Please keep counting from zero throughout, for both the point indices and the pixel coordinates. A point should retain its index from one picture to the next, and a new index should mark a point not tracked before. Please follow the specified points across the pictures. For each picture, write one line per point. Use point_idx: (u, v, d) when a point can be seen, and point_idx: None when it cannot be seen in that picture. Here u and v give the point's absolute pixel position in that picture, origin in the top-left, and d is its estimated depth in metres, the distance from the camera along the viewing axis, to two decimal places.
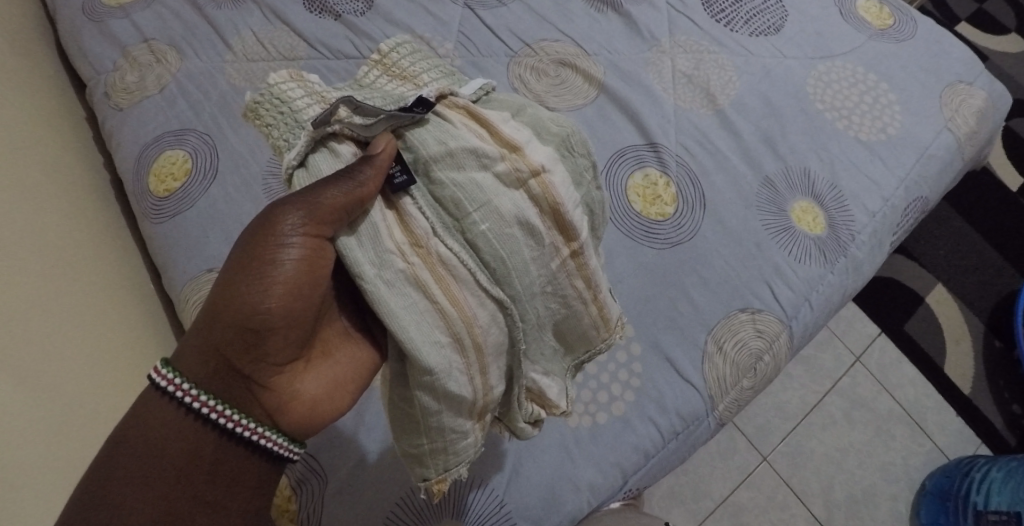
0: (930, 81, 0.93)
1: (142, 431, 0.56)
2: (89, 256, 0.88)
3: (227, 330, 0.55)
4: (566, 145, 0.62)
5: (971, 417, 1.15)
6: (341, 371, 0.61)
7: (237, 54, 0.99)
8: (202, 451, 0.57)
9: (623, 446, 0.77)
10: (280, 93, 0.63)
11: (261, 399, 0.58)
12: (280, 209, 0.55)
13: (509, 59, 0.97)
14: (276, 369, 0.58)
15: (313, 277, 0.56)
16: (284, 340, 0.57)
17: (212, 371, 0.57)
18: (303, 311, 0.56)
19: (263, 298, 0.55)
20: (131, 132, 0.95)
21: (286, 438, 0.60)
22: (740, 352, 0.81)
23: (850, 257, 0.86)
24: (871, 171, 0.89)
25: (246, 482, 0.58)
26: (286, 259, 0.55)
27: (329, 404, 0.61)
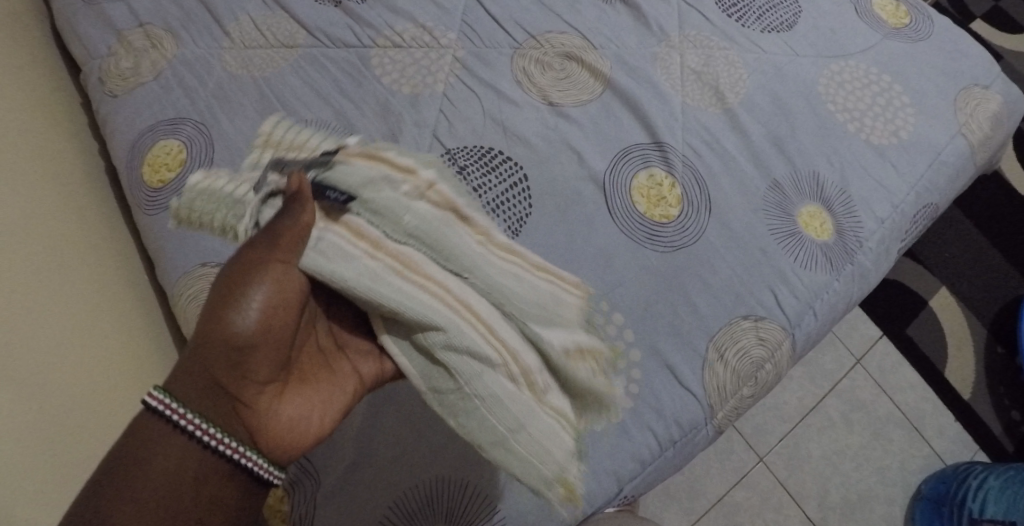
0: (945, 84, 0.91)
1: (137, 451, 0.56)
2: (77, 251, 0.86)
3: (214, 350, 0.59)
4: (434, 160, 0.75)
5: (971, 423, 1.14)
6: (316, 395, 0.65)
7: (234, 40, 0.96)
8: (193, 471, 0.57)
9: (619, 454, 0.77)
10: (206, 187, 0.79)
11: (244, 418, 0.60)
12: (252, 242, 0.63)
13: (512, 51, 0.94)
14: (258, 388, 0.61)
15: (289, 297, 0.62)
16: (265, 359, 0.60)
17: (198, 394, 0.59)
18: (277, 330, 0.61)
19: (240, 317, 0.59)
20: (125, 119, 0.93)
21: (267, 459, 0.60)
22: (741, 360, 0.80)
23: (856, 265, 0.84)
24: (881, 176, 0.87)
25: (228, 502, 0.59)
26: (265, 280, 0.61)
27: (311, 422, 0.63)
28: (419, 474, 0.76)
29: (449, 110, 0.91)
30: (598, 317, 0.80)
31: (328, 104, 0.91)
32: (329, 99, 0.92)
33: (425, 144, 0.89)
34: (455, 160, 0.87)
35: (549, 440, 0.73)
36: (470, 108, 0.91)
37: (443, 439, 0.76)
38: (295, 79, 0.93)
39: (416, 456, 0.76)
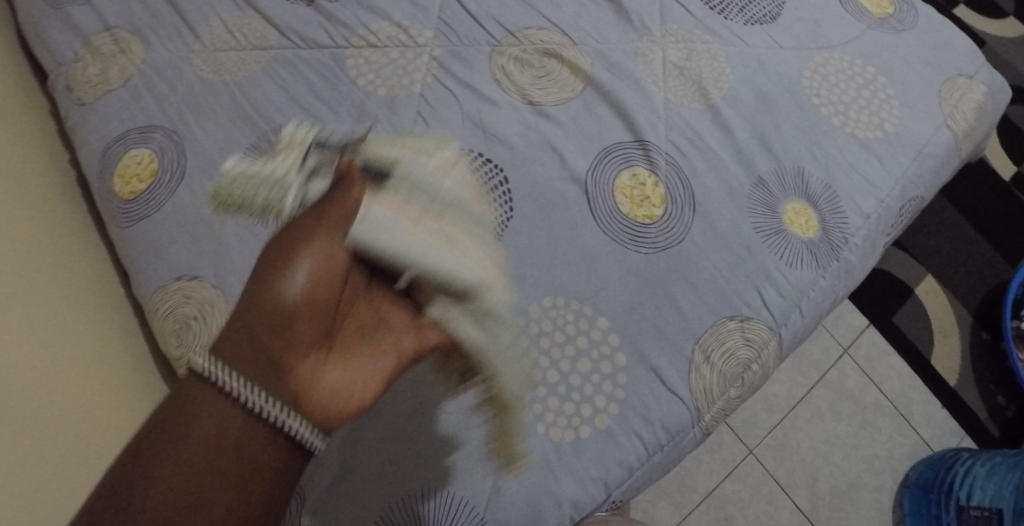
0: (929, 75, 0.90)
1: (180, 412, 0.56)
2: (61, 270, 0.85)
3: (257, 318, 0.59)
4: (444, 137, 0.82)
5: (958, 410, 1.14)
6: (359, 369, 0.62)
7: (204, 43, 0.93)
8: (223, 430, 0.56)
9: (606, 460, 0.76)
10: (238, 173, 0.78)
11: (286, 385, 0.58)
12: (303, 216, 0.65)
13: (491, 48, 0.92)
14: (300, 356, 0.60)
15: (337, 264, 0.63)
16: (309, 328, 0.61)
17: (243, 358, 0.58)
18: (328, 296, 0.62)
19: (291, 282, 0.60)
20: (95, 128, 0.90)
21: (308, 425, 0.58)
22: (727, 362, 0.79)
23: (842, 262, 0.83)
24: (866, 171, 0.86)
25: (264, 469, 0.57)
26: (309, 255, 0.62)
27: (365, 387, 0.62)
28: (403, 488, 0.74)
29: (427, 111, 0.89)
30: (582, 322, 0.79)
31: (302, 108, 0.89)
32: (304, 103, 0.90)
33: None
34: None
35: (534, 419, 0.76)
36: (448, 109, 0.89)
37: (427, 449, 0.75)
38: (268, 83, 0.91)
39: (400, 469, 0.75)
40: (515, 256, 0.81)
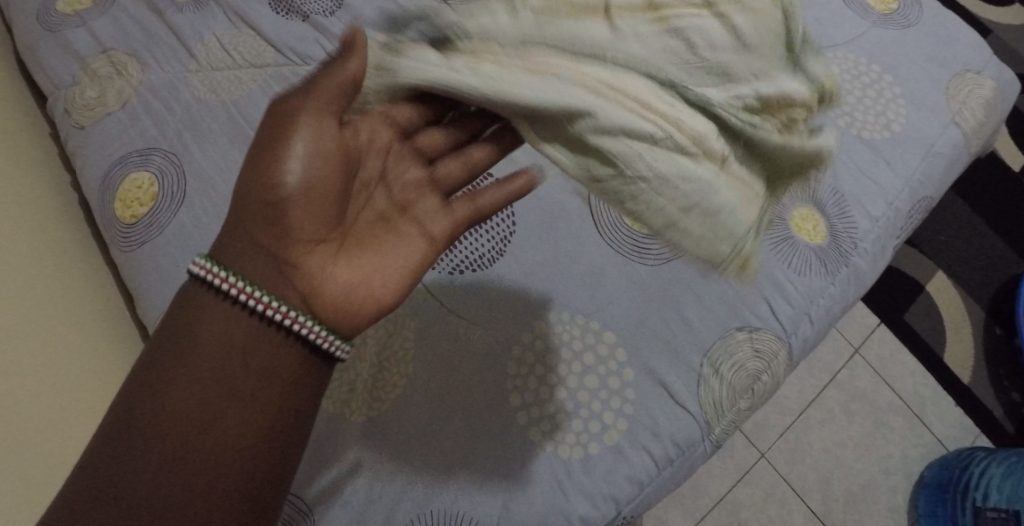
0: (936, 72, 0.88)
1: (186, 327, 0.59)
2: (63, 281, 0.85)
3: (253, 212, 0.60)
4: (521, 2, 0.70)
5: (972, 407, 1.12)
6: (373, 255, 0.64)
7: (200, 62, 0.93)
8: (233, 341, 0.58)
9: (616, 476, 0.75)
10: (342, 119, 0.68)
11: (296, 283, 0.61)
12: (295, 92, 0.62)
13: None
14: (303, 251, 0.61)
15: (331, 140, 0.61)
16: (306, 220, 0.60)
17: (247, 259, 0.60)
18: (332, 177, 0.62)
19: (289, 166, 0.60)
20: (94, 152, 0.90)
21: (325, 327, 0.61)
22: (736, 374, 0.78)
23: (852, 267, 0.82)
24: (874, 173, 0.84)
25: (280, 371, 0.59)
26: (297, 140, 0.60)
27: (383, 283, 0.64)
28: (412, 510, 0.74)
29: None
30: (588, 337, 0.78)
31: None
32: None
33: None
34: None
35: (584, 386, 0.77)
36: None
37: (435, 469, 0.75)
38: (265, 101, 0.90)
39: (410, 490, 0.74)
40: (519, 275, 0.81)
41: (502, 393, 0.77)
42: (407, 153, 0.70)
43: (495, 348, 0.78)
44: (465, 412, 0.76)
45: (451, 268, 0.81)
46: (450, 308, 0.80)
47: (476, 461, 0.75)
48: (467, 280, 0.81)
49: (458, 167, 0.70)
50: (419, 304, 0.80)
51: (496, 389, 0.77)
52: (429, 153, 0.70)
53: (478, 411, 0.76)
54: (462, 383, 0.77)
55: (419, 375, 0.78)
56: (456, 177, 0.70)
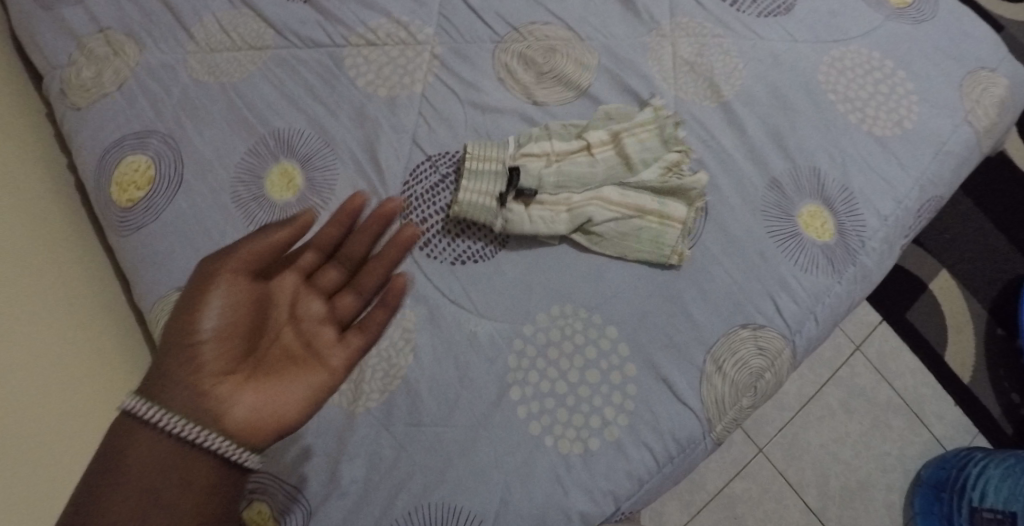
0: (949, 68, 0.86)
1: (112, 458, 0.57)
2: (68, 260, 0.85)
3: (173, 351, 0.60)
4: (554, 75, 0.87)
5: (971, 408, 1.11)
6: (286, 385, 0.64)
7: (199, 43, 0.91)
8: (161, 461, 0.57)
9: (616, 473, 0.74)
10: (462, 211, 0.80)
11: (207, 410, 0.59)
12: (218, 252, 0.65)
13: (494, 45, 0.89)
14: (220, 381, 0.61)
15: (252, 287, 0.64)
16: (224, 355, 0.62)
17: (166, 392, 0.59)
18: (244, 320, 0.64)
19: (205, 315, 0.61)
20: (90, 134, 0.88)
21: (243, 446, 0.60)
22: (739, 371, 0.77)
23: (859, 266, 0.81)
24: (884, 170, 0.83)
25: (201, 484, 0.58)
26: (220, 283, 0.63)
27: (289, 406, 0.64)
28: (409, 503, 0.73)
29: (430, 113, 0.86)
30: (591, 331, 0.77)
31: (301, 111, 0.87)
32: (301, 104, 0.87)
33: (404, 150, 0.85)
34: (437, 168, 0.84)
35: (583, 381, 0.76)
36: (451, 109, 0.87)
37: (433, 461, 0.74)
38: (265, 85, 0.89)
39: (406, 482, 0.74)
40: (522, 267, 0.80)
41: (502, 386, 0.76)
42: (311, 291, 0.72)
43: (496, 340, 0.78)
44: (465, 404, 0.76)
45: (453, 258, 0.81)
46: (453, 298, 0.79)
47: (475, 455, 0.74)
48: (470, 271, 0.80)
49: (356, 299, 0.75)
50: (421, 297, 0.79)
51: (497, 382, 0.76)
52: (334, 292, 0.75)
53: (477, 403, 0.76)
54: (462, 376, 0.77)
55: (417, 366, 0.77)
56: (352, 307, 0.75)
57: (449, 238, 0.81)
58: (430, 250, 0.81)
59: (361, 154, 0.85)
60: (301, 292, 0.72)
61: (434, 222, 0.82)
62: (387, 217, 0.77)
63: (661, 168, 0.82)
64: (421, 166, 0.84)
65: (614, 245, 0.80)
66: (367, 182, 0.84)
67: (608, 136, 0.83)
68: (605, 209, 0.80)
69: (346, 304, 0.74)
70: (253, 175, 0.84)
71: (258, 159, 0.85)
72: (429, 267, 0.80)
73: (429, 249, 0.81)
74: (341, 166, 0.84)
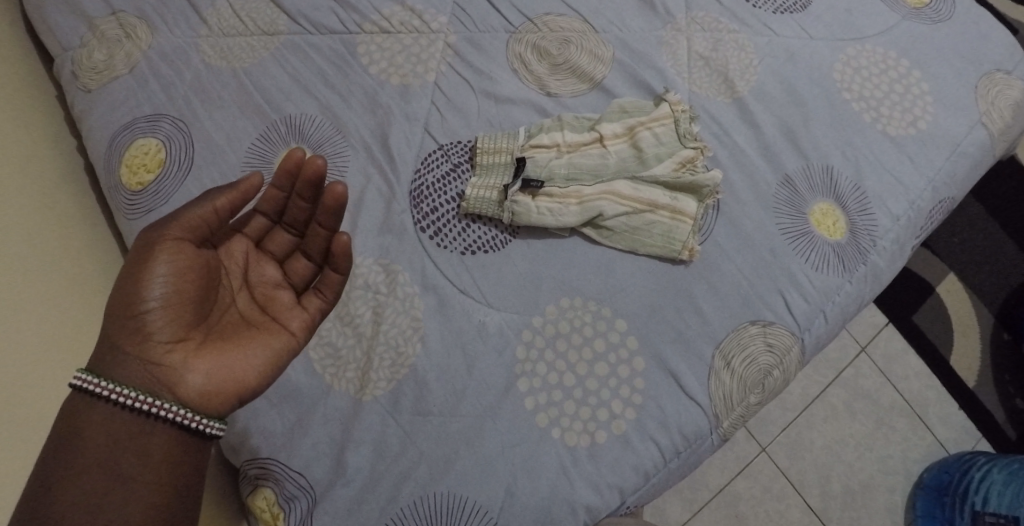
0: (965, 69, 0.86)
1: (68, 436, 0.54)
2: (99, 239, 0.89)
3: (120, 324, 0.57)
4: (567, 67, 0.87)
5: (975, 411, 1.10)
6: (238, 353, 0.59)
7: (211, 28, 0.90)
8: (114, 434, 0.54)
9: (622, 466, 0.74)
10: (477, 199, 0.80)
11: (160, 378, 0.56)
12: (150, 227, 0.59)
13: (508, 35, 0.89)
14: (170, 348, 0.57)
15: (189, 256, 0.59)
16: (174, 321, 0.57)
17: (119, 365, 0.56)
18: (193, 286, 0.58)
19: (150, 285, 0.57)
20: (101, 116, 0.88)
21: (201, 413, 0.57)
22: (748, 367, 0.77)
23: (870, 265, 0.80)
24: (897, 170, 0.83)
25: (159, 455, 0.55)
26: (157, 258, 0.57)
27: (246, 372, 0.59)
28: (414, 492, 0.73)
29: (442, 102, 0.86)
30: (600, 324, 0.77)
31: (313, 97, 0.87)
32: (314, 91, 0.87)
33: (416, 139, 0.85)
34: (449, 158, 0.84)
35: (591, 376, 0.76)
36: (464, 99, 0.86)
37: (439, 451, 0.74)
38: (277, 70, 0.88)
39: (412, 471, 0.74)
40: (532, 258, 0.80)
41: (510, 377, 0.76)
42: (264, 255, 0.66)
43: (505, 331, 0.77)
44: (472, 394, 0.75)
45: (463, 248, 0.80)
46: (462, 288, 0.79)
47: (482, 446, 0.74)
48: (480, 261, 0.80)
49: (310, 264, 0.66)
50: (431, 286, 0.79)
51: (505, 373, 0.76)
52: (287, 256, 0.67)
53: (484, 393, 0.75)
54: (470, 365, 0.76)
55: (425, 355, 0.77)
56: (307, 272, 0.66)
57: (461, 227, 0.81)
58: (440, 239, 0.81)
59: (372, 142, 0.85)
60: (252, 256, 0.65)
61: (446, 211, 0.82)
62: (315, 182, 0.63)
63: (674, 163, 0.81)
64: (433, 155, 0.84)
65: (625, 239, 0.79)
66: (378, 170, 0.83)
67: (622, 129, 0.83)
68: (617, 203, 0.79)
69: (299, 269, 0.66)
70: (264, 160, 0.84)
71: (269, 145, 0.85)
72: (439, 256, 0.80)
73: (440, 238, 0.81)
74: (352, 153, 0.84)
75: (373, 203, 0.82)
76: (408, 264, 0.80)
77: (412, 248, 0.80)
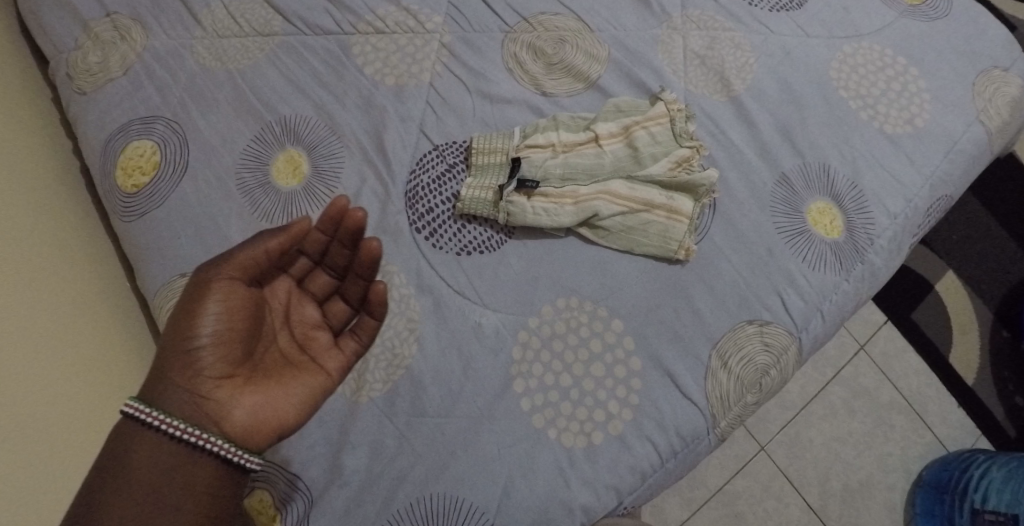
0: (962, 66, 0.86)
1: (117, 463, 0.57)
2: (90, 242, 0.88)
3: (172, 358, 0.60)
4: (563, 65, 0.87)
5: (975, 409, 1.10)
6: (283, 391, 0.64)
7: (206, 29, 0.90)
8: (160, 464, 0.57)
9: (619, 468, 0.74)
10: (472, 197, 0.80)
11: (207, 412, 0.60)
12: (205, 265, 0.63)
13: (503, 35, 0.88)
14: (219, 383, 0.61)
15: (241, 295, 0.63)
16: (224, 358, 0.61)
17: (169, 396, 0.59)
18: (241, 325, 0.63)
19: (203, 322, 0.61)
20: (96, 118, 0.87)
21: (243, 447, 0.61)
22: (745, 367, 0.76)
23: (867, 264, 0.80)
24: (894, 168, 0.82)
25: (202, 486, 0.58)
26: (212, 296, 0.61)
27: (289, 409, 0.63)
28: (411, 494, 0.73)
29: (437, 103, 0.86)
30: (596, 324, 0.77)
31: (307, 98, 0.86)
32: (308, 92, 0.87)
33: (411, 140, 0.84)
34: (444, 158, 0.83)
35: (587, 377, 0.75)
36: (459, 99, 0.86)
37: (436, 452, 0.74)
38: (272, 71, 0.88)
39: (408, 473, 0.73)
40: (527, 259, 0.80)
41: (506, 378, 0.76)
42: (305, 296, 0.70)
43: (501, 331, 0.77)
44: (468, 395, 0.75)
45: (459, 249, 0.80)
46: (457, 289, 0.79)
47: (478, 447, 0.74)
48: (475, 262, 0.80)
49: (347, 307, 0.71)
50: (426, 287, 0.79)
51: (501, 373, 0.76)
52: (325, 297, 0.71)
53: (481, 394, 0.75)
54: (467, 366, 0.76)
55: (421, 356, 0.77)
56: (344, 315, 0.71)
57: (456, 228, 0.81)
58: (436, 240, 0.80)
59: (367, 143, 0.84)
60: (293, 296, 0.70)
61: (441, 211, 0.81)
62: (356, 232, 0.67)
63: (670, 163, 0.81)
64: (428, 155, 0.84)
65: (622, 238, 0.79)
66: (374, 171, 0.83)
67: (617, 129, 0.83)
68: (612, 204, 0.79)
69: (337, 311, 0.71)
70: (259, 162, 0.84)
71: (263, 146, 0.84)
72: (434, 257, 0.80)
73: (435, 239, 0.81)
74: (347, 155, 0.84)
75: (368, 204, 0.82)
76: (403, 265, 0.80)
77: (407, 248, 0.80)
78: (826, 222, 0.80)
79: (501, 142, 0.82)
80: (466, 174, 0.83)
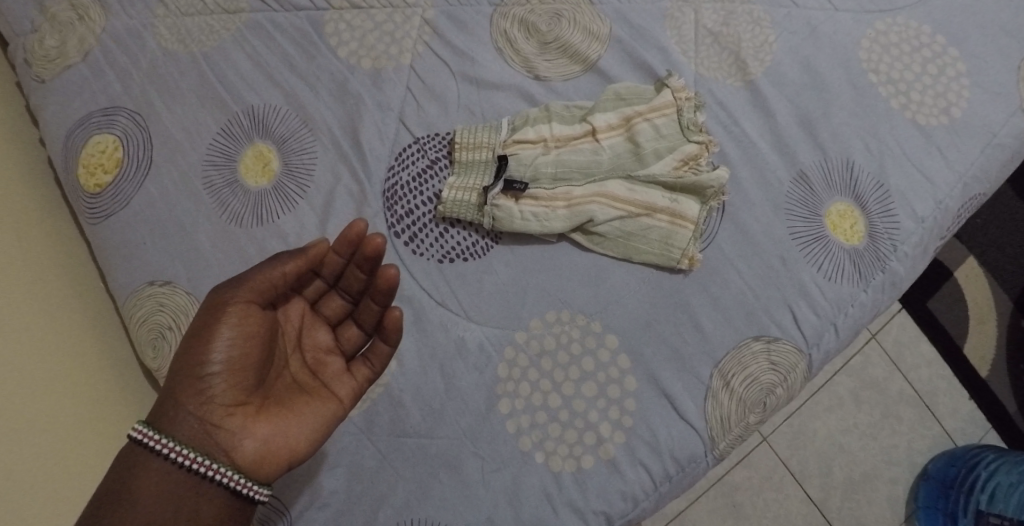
0: (1008, 46, 0.75)
1: (123, 489, 0.55)
2: (60, 239, 0.83)
3: (185, 382, 0.58)
4: (560, 45, 0.78)
5: (993, 403, 1.03)
6: (295, 419, 0.60)
7: (168, 7, 0.82)
8: (169, 493, 0.55)
9: (607, 492, 0.70)
10: (454, 199, 0.73)
11: (218, 441, 0.57)
12: (222, 286, 0.61)
13: (492, 9, 0.79)
14: (231, 410, 0.58)
15: (255, 320, 0.60)
16: (236, 386, 0.58)
17: (180, 422, 0.57)
18: (255, 351, 0.60)
19: (216, 347, 0.58)
20: (54, 108, 0.81)
21: (249, 478, 0.57)
22: (748, 388, 0.71)
23: (889, 273, 0.73)
24: (925, 165, 0.74)
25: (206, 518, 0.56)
26: (227, 320, 0.59)
27: (300, 440, 0.60)
28: (391, 518, 0.70)
29: (419, 90, 0.78)
30: (589, 340, 0.72)
31: (277, 85, 0.79)
32: (279, 78, 0.79)
33: (390, 132, 0.77)
34: (426, 153, 0.76)
35: (577, 396, 0.71)
36: (444, 85, 0.78)
37: (415, 474, 0.70)
38: (239, 55, 0.80)
39: (388, 495, 0.70)
40: (516, 267, 0.74)
41: (490, 398, 0.71)
42: (319, 319, 0.68)
43: (485, 347, 0.72)
44: (451, 416, 0.71)
45: (441, 255, 0.74)
46: (440, 300, 0.74)
47: (459, 467, 0.70)
48: (459, 271, 0.74)
49: (360, 332, 0.68)
50: (405, 298, 0.74)
51: (485, 392, 0.71)
52: (339, 320, 0.68)
53: (463, 415, 0.71)
54: (449, 384, 0.72)
55: (401, 373, 0.72)
56: (357, 340, 0.68)
57: (438, 232, 0.75)
58: (417, 246, 0.75)
59: (341, 136, 0.77)
60: (307, 319, 0.67)
61: (422, 214, 0.75)
62: (374, 256, 0.64)
63: (675, 160, 0.73)
64: (408, 149, 0.77)
65: (618, 245, 0.73)
66: (349, 169, 0.77)
67: (617, 120, 0.74)
68: (609, 207, 0.72)
69: (351, 336, 0.68)
70: (226, 158, 0.78)
71: (231, 141, 0.78)
72: (414, 264, 0.74)
73: (416, 244, 0.75)
74: (320, 150, 0.77)
75: (343, 205, 0.76)
76: None
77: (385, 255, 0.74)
78: (846, 226, 0.72)
79: (488, 137, 0.74)
80: (450, 172, 0.76)
